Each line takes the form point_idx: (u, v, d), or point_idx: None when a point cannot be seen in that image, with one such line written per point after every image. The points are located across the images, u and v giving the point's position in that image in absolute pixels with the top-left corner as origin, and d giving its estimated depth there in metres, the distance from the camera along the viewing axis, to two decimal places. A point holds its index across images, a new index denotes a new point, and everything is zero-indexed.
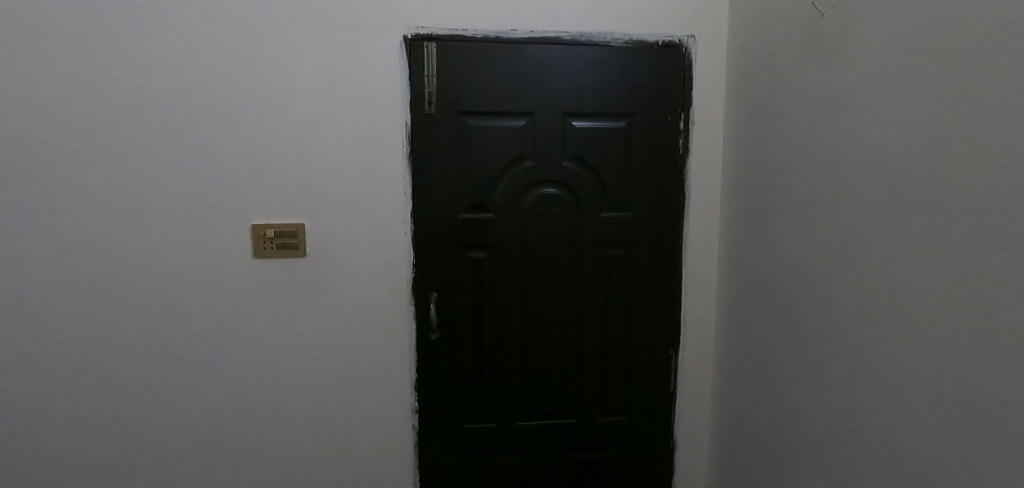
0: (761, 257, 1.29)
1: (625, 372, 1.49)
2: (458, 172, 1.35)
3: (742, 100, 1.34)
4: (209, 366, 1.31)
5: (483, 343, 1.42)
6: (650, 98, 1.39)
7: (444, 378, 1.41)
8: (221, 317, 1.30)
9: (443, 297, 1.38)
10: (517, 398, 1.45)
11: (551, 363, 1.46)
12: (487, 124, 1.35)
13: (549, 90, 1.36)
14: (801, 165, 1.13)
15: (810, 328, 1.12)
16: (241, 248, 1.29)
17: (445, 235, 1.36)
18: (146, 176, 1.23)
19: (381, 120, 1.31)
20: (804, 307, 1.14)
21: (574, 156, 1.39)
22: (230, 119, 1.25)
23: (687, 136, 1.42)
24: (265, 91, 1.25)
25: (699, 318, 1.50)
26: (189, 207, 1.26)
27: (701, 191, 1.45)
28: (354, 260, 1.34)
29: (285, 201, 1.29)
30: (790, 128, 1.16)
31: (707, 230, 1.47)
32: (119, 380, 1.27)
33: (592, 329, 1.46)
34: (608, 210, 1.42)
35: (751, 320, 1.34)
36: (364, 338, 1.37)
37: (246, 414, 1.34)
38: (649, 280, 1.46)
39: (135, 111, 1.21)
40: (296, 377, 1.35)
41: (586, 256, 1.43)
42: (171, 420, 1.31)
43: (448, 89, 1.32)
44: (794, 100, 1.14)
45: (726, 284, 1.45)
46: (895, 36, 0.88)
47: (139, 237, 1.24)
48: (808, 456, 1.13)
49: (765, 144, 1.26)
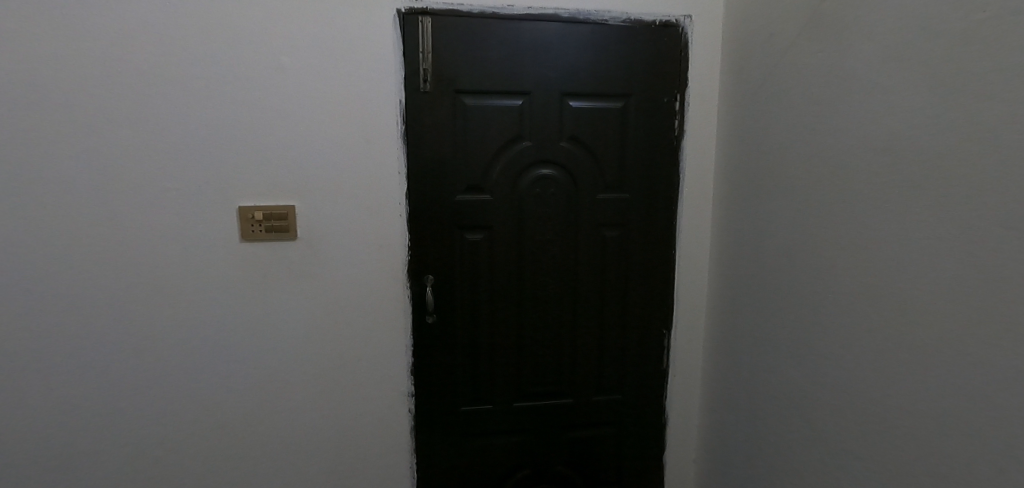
0: (755, 239, 1.31)
1: (620, 352, 1.51)
2: (454, 153, 1.33)
3: (740, 82, 1.33)
4: (200, 352, 1.29)
5: (480, 325, 1.43)
6: (647, 79, 1.38)
7: (441, 360, 1.42)
8: (211, 303, 1.27)
9: (440, 280, 1.38)
10: (514, 379, 1.47)
11: (547, 344, 1.47)
12: (483, 103, 1.32)
13: (546, 69, 1.33)
14: (798, 148, 1.13)
15: (801, 309, 1.14)
16: (229, 231, 1.25)
17: (441, 217, 1.35)
18: (129, 157, 1.18)
19: (374, 98, 1.27)
20: (796, 288, 1.16)
21: (571, 137, 1.38)
22: (215, 97, 1.20)
23: (683, 117, 1.42)
24: (252, 68, 1.20)
25: (691, 299, 1.52)
26: (174, 188, 1.21)
27: (696, 172, 1.46)
28: (348, 243, 1.31)
29: (275, 183, 1.25)
30: (788, 110, 1.16)
31: (701, 211, 1.48)
32: (105, 367, 1.24)
33: (588, 311, 1.47)
34: (605, 191, 1.42)
35: (744, 300, 1.36)
36: (360, 321, 1.36)
37: (241, 400, 1.33)
38: (644, 261, 1.47)
39: (113, 87, 1.15)
40: (291, 361, 1.34)
41: (583, 238, 1.43)
42: (164, 408, 1.29)
43: (444, 67, 1.28)
44: (793, 81, 1.14)
45: (719, 265, 1.47)
46: (898, 19, 0.87)
47: (120, 221, 1.20)
48: (799, 433, 1.17)
49: (763, 125, 1.26)
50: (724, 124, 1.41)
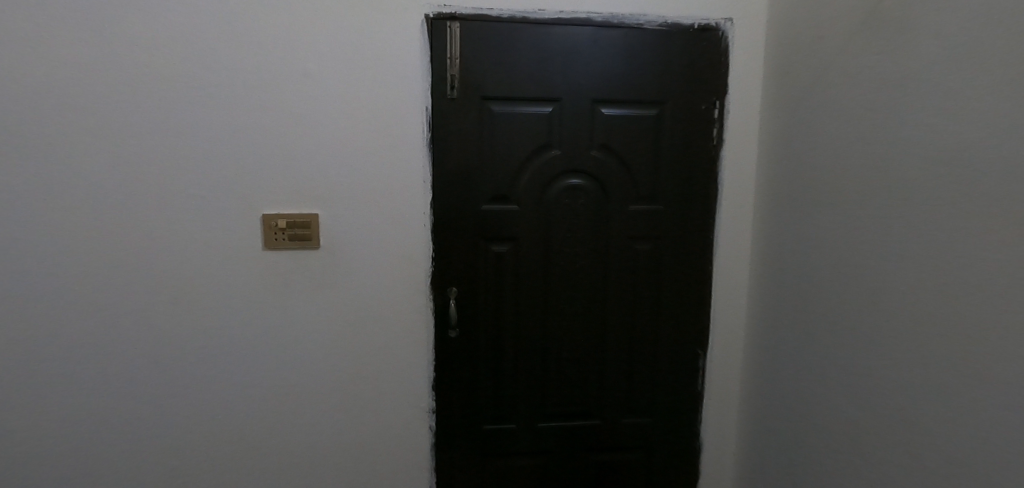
0: (800, 257, 1.21)
1: (650, 372, 1.43)
2: (481, 161, 1.29)
3: (785, 88, 1.25)
4: (219, 360, 1.27)
5: (504, 340, 1.37)
6: (683, 85, 1.31)
7: (464, 376, 1.36)
8: (232, 311, 1.26)
9: (463, 292, 1.33)
10: (539, 398, 1.40)
11: (574, 362, 1.40)
12: (511, 110, 1.28)
13: (578, 75, 1.28)
14: (850, 158, 1.05)
15: (853, 333, 1.05)
16: (252, 238, 1.24)
17: (466, 227, 1.30)
18: (157, 163, 1.18)
19: (400, 105, 1.24)
20: (847, 310, 1.07)
21: (602, 145, 1.32)
22: (241, 104, 1.19)
23: (722, 126, 1.34)
24: (278, 74, 1.19)
25: (729, 317, 1.43)
26: (199, 195, 1.20)
27: (736, 183, 1.37)
28: (370, 253, 1.28)
29: (298, 190, 1.23)
30: (839, 118, 1.08)
31: (740, 225, 1.40)
32: (127, 373, 1.24)
33: (618, 328, 1.40)
34: (637, 202, 1.35)
35: (787, 321, 1.27)
36: (381, 333, 1.32)
37: (259, 411, 1.30)
38: (678, 276, 1.39)
39: (143, 94, 1.15)
40: (311, 372, 1.31)
41: (613, 251, 1.37)
42: (182, 416, 1.27)
43: (471, 73, 1.25)
44: (844, 87, 1.06)
45: (760, 282, 1.38)
46: (972, 18, 0.79)
47: (145, 228, 1.20)
48: (850, 469, 1.07)
49: (810, 134, 1.17)
50: (767, 133, 1.33)
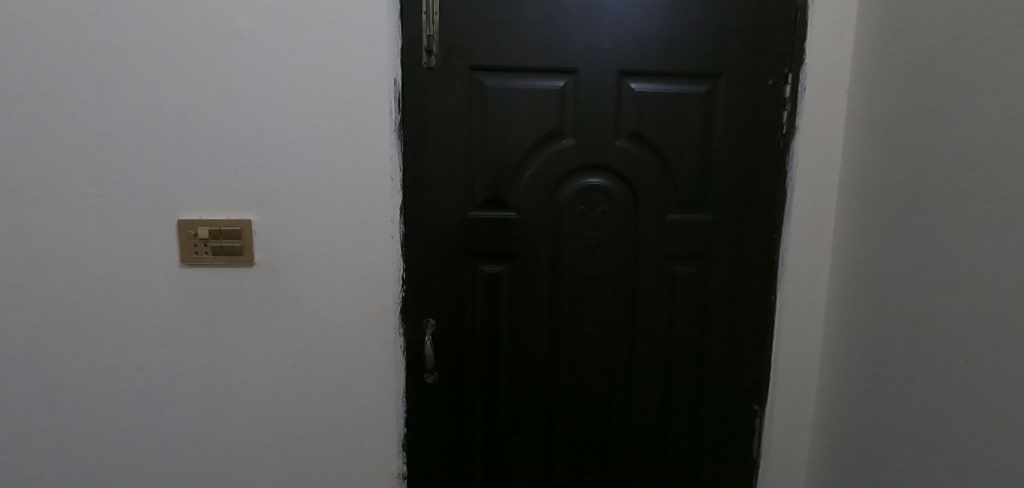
0: (906, 291, 0.85)
1: (690, 431, 1.09)
2: (469, 152, 0.98)
3: (888, 52, 0.89)
4: (131, 407, 0.98)
5: (497, 387, 1.05)
6: (741, 52, 0.98)
7: (444, 433, 1.05)
8: (144, 344, 0.97)
9: (445, 325, 1.02)
10: (541, 465, 1.08)
11: (590, 419, 1.07)
12: (509, 84, 0.96)
13: (596, 36, 0.95)
14: (997, 151, 0.70)
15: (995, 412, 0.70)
16: (167, 251, 0.94)
17: (449, 241, 0.99)
18: (39, 151, 0.89)
19: (358, 73, 0.92)
20: (987, 375, 0.71)
21: (630, 132, 0.99)
22: (151, 73, 0.89)
23: (794, 106, 0.99)
24: (199, 32, 0.89)
25: (796, 366, 1.07)
26: (96, 195, 0.91)
27: (811, 186, 1.01)
28: (319, 272, 0.97)
29: (226, 188, 0.93)
30: (975, 89, 0.73)
31: (816, 242, 1.03)
32: (11, 423, 0.96)
33: (647, 374, 1.06)
34: (677, 210, 1.02)
35: (883, 380, 0.90)
36: (334, 378, 1.01)
37: (184, 471, 1.01)
38: (728, 306, 1.05)
39: (18, 58, 0.86)
40: (246, 426, 1.01)
41: (644, 273, 1.03)
42: (85, 477, 0.99)
43: (456, 34, 0.94)
44: (987, 44, 0.71)
45: (841, 322, 1.00)
46: None
47: (27, 237, 0.91)
48: None
49: (927, 115, 0.81)
50: (856, 117, 0.96)
